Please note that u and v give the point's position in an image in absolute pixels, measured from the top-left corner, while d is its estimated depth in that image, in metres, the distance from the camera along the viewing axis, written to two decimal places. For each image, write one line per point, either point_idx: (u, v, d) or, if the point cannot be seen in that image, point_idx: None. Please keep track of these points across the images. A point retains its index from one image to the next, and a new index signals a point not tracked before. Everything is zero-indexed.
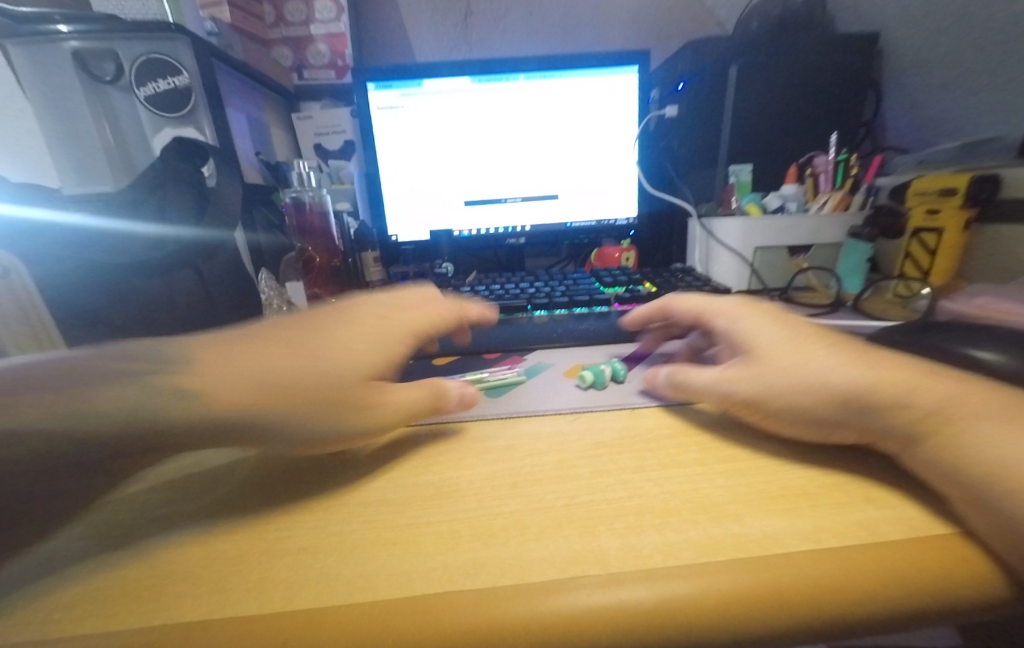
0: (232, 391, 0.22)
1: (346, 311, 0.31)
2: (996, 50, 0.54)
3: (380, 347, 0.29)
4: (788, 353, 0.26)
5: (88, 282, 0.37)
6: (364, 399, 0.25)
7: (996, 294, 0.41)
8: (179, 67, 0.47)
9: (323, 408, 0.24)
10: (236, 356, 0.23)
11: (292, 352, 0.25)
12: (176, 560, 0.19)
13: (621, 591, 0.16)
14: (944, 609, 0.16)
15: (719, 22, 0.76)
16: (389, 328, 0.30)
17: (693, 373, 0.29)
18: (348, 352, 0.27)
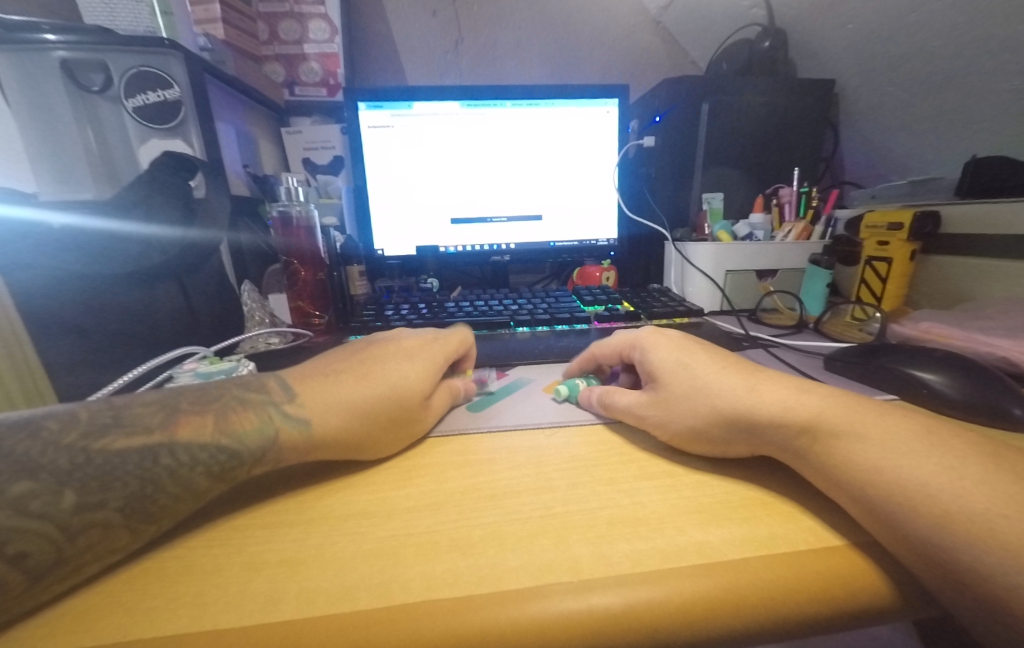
0: (330, 417, 0.26)
1: (393, 341, 0.34)
2: (936, 99, 0.59)
3: (428, 368, 0.31)
4: (687, 381, 0.28)
5: (81, 294, 0.36)
6: (420, 413, 0.29)
7: (939, 319, 0.45)
8: (171, 80, 0.48)
9: (394, 422, 0.27)
10: (325, 386, 0.27)
11: (363, 378, 0.28)
12: (163, 575, 0.19)
13: (592, 596, 0.17)
14: (881, 609, 0.18)
15: (694, 61, 0.81)
16: (431, 351, 0.33)
17: (617, 398, 0.31)
18: (406, 375, 0.29)
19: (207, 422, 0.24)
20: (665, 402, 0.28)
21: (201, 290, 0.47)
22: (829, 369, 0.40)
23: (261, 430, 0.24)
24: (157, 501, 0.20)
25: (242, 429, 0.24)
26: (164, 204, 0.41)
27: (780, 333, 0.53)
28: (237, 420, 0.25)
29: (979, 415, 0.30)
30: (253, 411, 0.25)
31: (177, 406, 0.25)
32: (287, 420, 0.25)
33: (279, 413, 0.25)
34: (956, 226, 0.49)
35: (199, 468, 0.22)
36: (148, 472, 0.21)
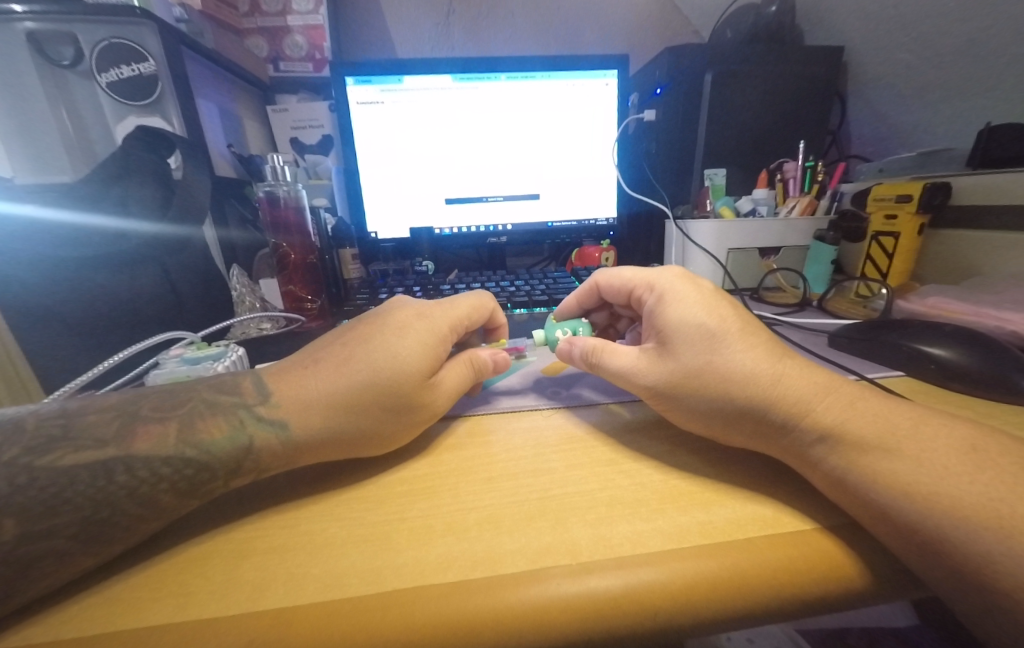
0: (309, 417, 0.23)
1: (393, 310, 0.29)
2: (949, 65, 0.57)
3: (428, 343, 0.27)
4: (701, 356, 0.25)
5: (49, 284, 0.35)
6: (423, 396, 0.25)
7: (947, 295, 0.44)
8: (145, 54, 0.46)
9: (389, 410, 0.24)
10: (303, 379, 0.25)
11: (344, 364, 0.25)
12: (139, 571, 0.18)
13: (590, 580, 0.16)
14: (888, 586, 0.18)
15: (696, 30, 0.78)
16: (433, 320, 0.28)
17: (607, 358, 0.29)
18: (395, 353, 0.25)
19: (170, 431, 0.22)
20: (668, 376, 0.25)
21: (185, 274, 0.45)
22: (833, 346, 0.39)
23: (232, 438, 0.22)
24: (115, 521, 0.19)
25: (209, 438, 0.22)
26: (145, 179, 0.40)
27: (783, 311, 0.52)
28: (204, 428, 0.23)
29: (987, 388, 0.29)
30: (223, 417, 0.23)
31: (138, 414, 0.23)
32: (261, 426, 0.23)
33: (252, 418, 0.23)
34: (965, 197, 0.48)
35: (162, 484, 0.20)
36: (101, 492, 0.19)
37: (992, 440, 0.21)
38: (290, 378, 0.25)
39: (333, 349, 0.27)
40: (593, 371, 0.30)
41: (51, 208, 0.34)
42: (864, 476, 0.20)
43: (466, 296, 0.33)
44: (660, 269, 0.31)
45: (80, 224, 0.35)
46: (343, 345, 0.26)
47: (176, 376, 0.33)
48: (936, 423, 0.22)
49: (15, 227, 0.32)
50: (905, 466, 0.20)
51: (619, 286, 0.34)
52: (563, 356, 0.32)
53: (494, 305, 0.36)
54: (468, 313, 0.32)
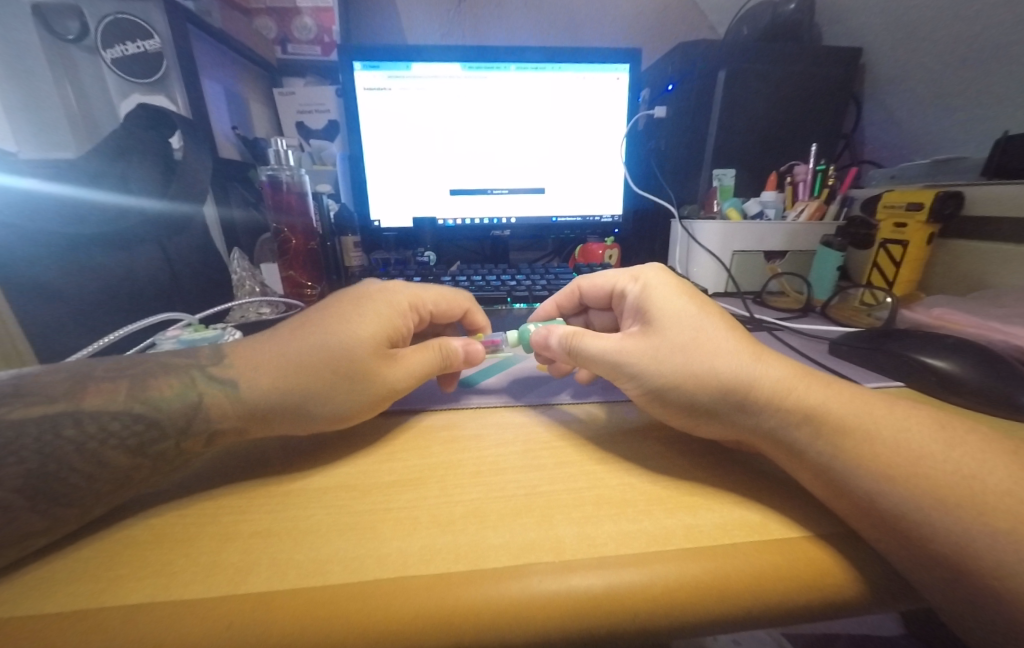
0: (259, 377, 0.24)
1: (358, 287, 0.31)
2: (970, 71, 0.55)
3: (383, 316, 0.28)
4: (687, 335, 0.25)
5: (59, 264, 0.34)
6: (376, 365, 0.25)
7: (953, 306, 0.43)
8: (151, 31, 0.46)
9: (338, 376, 0.24)
10: (258, 346, 0.25)
11: (299, 329, 0.26)
12: (110, 547, 0.18)
13: (573, 578, 0.16)
14: (877, 597, 0.17)
15: (711, 26, 0.76)
16: (393, 297, 0.30)
17: (586, 341, 0.28)
18: (349, 320, 0.26)
19: (120, 389, 0.23)
20: (648, 357, 0.25)
21: (183, 253, 0.46)
22: (833, 354, 0.38)
23: (181, 396, 0.23)
24: (69, 485, 0.19)
25: (159, 394, 0.23)
26: (144, 159, 0.40)
27: (785, 316, 0.51)
28: (156, 386, 0.23)
29: (986, 403, 0.29)
30: (175, 377, 0.24)
31: (90, 376, 0.23)
32: (211, 385, 0.23)
33: (203, 377, 0.24)
34: (979, 206, 0.47)
35: (112, 440, 0.21)
36: (47, 447, 0.19)
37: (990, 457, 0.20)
38: (242, 349, 0.26)
39: (293, 321, 0.27)
40: (572, 359, 0.29)
41: (62, 183, 0.34)
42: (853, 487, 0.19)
43: (438, 287, 0.35)
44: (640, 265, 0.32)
45: (82, 198, 0.35)
46: (304, 318, 0.27)
47: None
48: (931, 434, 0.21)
49: (30, 204, 0.32)
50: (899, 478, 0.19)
51: (598, 286, 0.34)
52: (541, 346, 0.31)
53: (469, 305, 0.37)
54: (434, 300, 0.33)
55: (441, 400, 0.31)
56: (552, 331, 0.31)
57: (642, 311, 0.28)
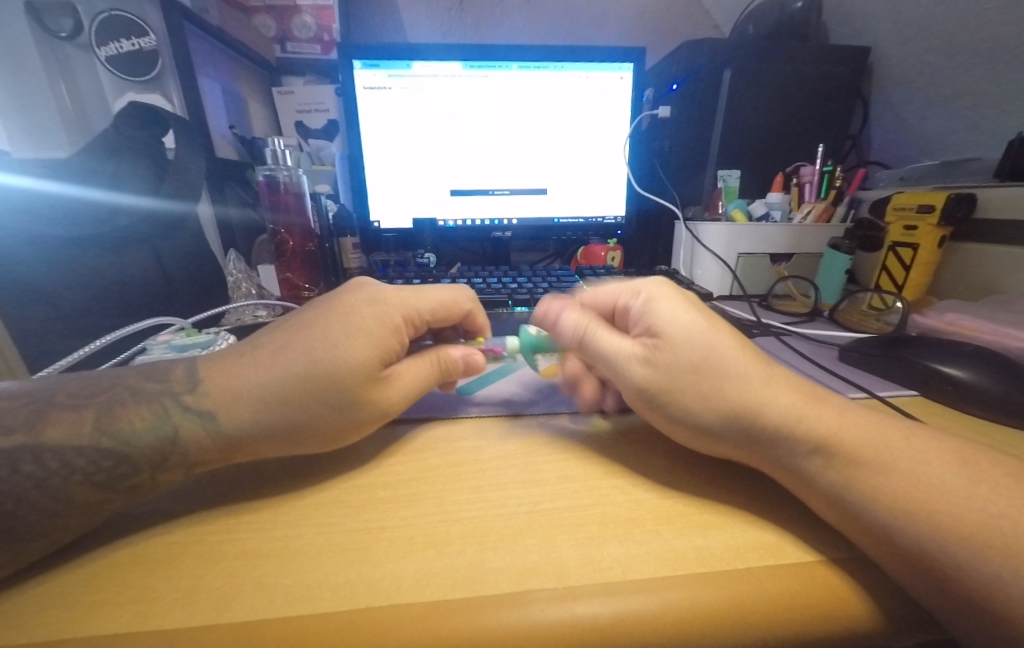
0: (241, 410, 0.22)
1: (347, 292, 0.28)
2: (982, 70, 0.54)
3: (375, 332, 0.25)
4: (696, 358, 0.23)
5: (53, 264, 0.34)
6: (371, 392, 0.24)
7: (966, 310, 0.42)
8: (145, 28, 0.45)
9: (329, 405, 0.23)
10: (235, 369, 0.24)
11: (281, 353, 0.23)
12: (80, 578, 0.17)
13: (577, 606, 0.15)
14: (902, 627, 0.16)
15: (716, 25, 0.75)
16: (386, 307, 0.27)
17: (598, 337, 0.27)
18: (336, 345, 0.24)
19: (85, 420, 0.21)
20: (664, 390, 0.24)
21: (177, 257, 0.46)
22: (843, 361, 0.37)
23: (154, 428, 0.21)
24: (22, 518, 0.18)
25: (129, 427, 0.21)
26: (135, 156, 0.40)
27: (792, 321, 0.50)
28: (124, 416, 0.22)
29: (1009, 415, 0.28)
30: (147, 405, 0.22)
31: (52, 402, 0.22)
32: (187, 417, 0.22)
33: (178, 407, 0.22)
34: (991, 209, 0.46)
35: (77, 476, 0.19)
36: (6, 483, 0.18)
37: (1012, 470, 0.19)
38: (215, 374, 0.24)
39: (275, 335, 0.25)
40: (579, 348, 0.28)
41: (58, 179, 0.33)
42: (871, 505, 0.19)
43: (439, 289, 0.31)
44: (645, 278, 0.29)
45: (82, 196, 0.35)
46: (285, 335, 0.25)
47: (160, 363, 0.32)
48: (951, 448, 0.20)
49: (22, 197, 0.31)
50: (920, 495, 0.18)
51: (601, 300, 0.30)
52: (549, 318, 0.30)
53: (473, 306, 0.34)
54: (433, 307, 0.30)
55: (442, 409, 0.31)
56: (566, 311, 0.29)
57: (646, 324, 0.26)
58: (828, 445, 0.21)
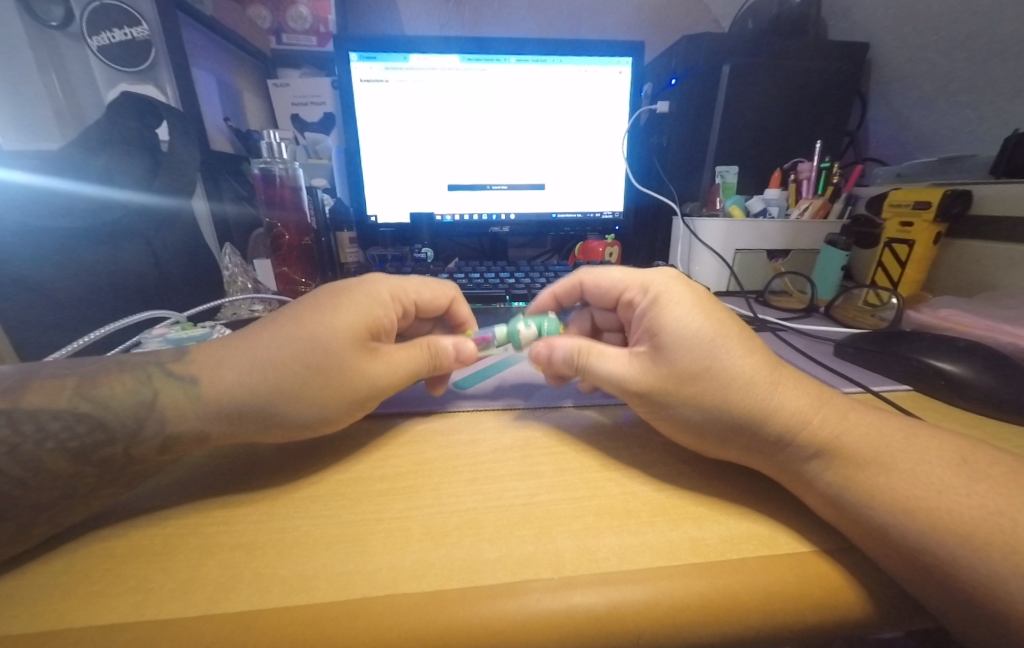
0: (224, 376, 0.22)
1: (336, 282, 0.29)
2: (981, 66, 0.54)
3: (362, 305, 0.26)
4: (691, 341, 0.24)
5: (43, 257, 0.33)
6: (357, 362, 0.24)
7: (960, 307, 0.43)
8: (138, 17, 0.44)
9: (314, 372, 0.23)
10: (221, 344, 0.24)
11: (267, 325, 0.24)
12: (68, 571, 0.17)
13: (572, 596, 0.15)
14: (889, 615, 0.17)
15: (715, 20, 0.75)
16: (372, 286, 0.28)
17: (595, 361, 0.27)
18: (323, 314, 0.25)
19: (67, 385, 0.21)
20: (661, 385, 0.24)
21: (170, 250, 0.45)
22: (839, 356, 0.37)
23: (135, 394, 0.22)
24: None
25: (109, 393, 0.21)
26: (129, 149, 0.39)
27: (788, 316, 0.51)
28: (106, 382, 0.22)
29: (997, 408, 0.28)
30: (129, 374, 0.23)
31: (36, 371, 0.22)
32: (169, 381, 0.22)
33: (161, 372, 0.22)
34: (988, 207, 0.46)
35: (51, 443, 0.19)
36: None
37: (1001, 465, 0.20)
38: (199, 351, 0.24)
39: (263, 317, 0.26)
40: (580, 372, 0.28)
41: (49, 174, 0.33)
42: (863, 499, 0.19)
43: (424, 279, 0.33)
44: (650, 270, 0.30)
45: (75, 191, 0.34)
46: (273, 314, 0.26)
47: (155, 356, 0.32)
48: (942, 443, 0.21)
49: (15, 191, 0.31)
50: (910, 490, 0.19)
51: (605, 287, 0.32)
52: (540, 358, 0.30)
53: (456, 295, 0.35)
54: (418, 293, 0.32)
55: (438, 402, 0.31)
56: (556, 343, 0.29)
57: (651, 330, 0.26)
58: (820, 440, 0.21)
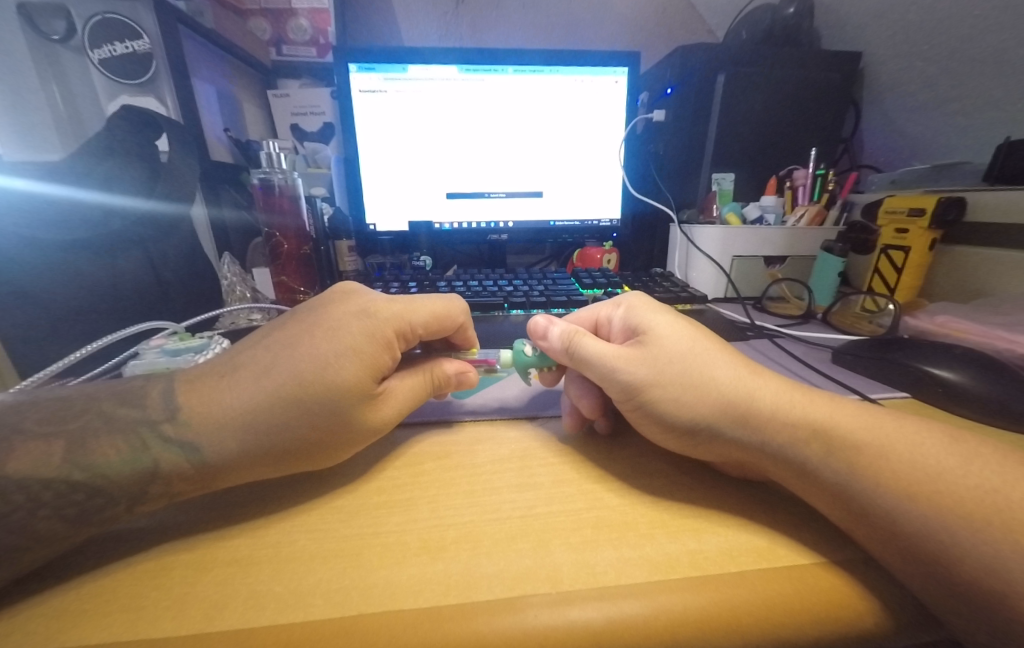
0: (224, 438, 0.21)
1: (332, 305, 0.27)
2: (972, 75, 0.55)
3: (365, 351, 0.24)
4: (698, 380, 0.23)
5: (46, 265, 0.34)
6: (363, 413, 0.24)
7: (956, 313, 0.43)
8: (140, 31, 0.46)
9: (320, 429, 0.22)
10: (217, 391, 0.23)
11: (263, 376, 0.22)
12: (60, 597, 0.16)
13: (570, 611, 0.15)
14: (895, 628, 0.16)
15: (710, 30, 0.76)
16: (376, 322, 0.26)
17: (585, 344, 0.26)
18: (326, 366, 0.23)
19: (55, 450, 0.20)
20: (672, 420, 0.23)
21: (169, 260, 0.45)
22: (836, 363, 0.38)
23: (132, 462, 0.20)
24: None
25: (104, 460, 0.20)
26: (131, 159, 0.40)
27: (785, 323, 0.51)
28: (98, 449, 0.21)
29: (996, 415, 0.28)
30: (122, 436, 0.21)
31: (21, 429, 0.20)
32: (168, 448, 0.21)
33: (157, 438, 0.21)
34: (982, 213, 0.46)
35: (44, 511, 0.18)
36: None
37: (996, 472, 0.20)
38: (194, 397, 0.22)
39: (257, 352, 0.24)
40: (568, 358, 0.27)
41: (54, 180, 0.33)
42: (861, 509, 0.19)
43: (431, 300, 0.30)
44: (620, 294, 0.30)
45: (75, 197, 0.35)
46: (268, 353, 0.24)
47: (154, 367, 0.32)
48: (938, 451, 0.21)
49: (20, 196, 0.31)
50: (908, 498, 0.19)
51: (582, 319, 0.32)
52: (537, 332, 0.29)
53: (465, 319, 0.33)
54: (426, 320, 0.29)
55: (435, 412, 0.31)
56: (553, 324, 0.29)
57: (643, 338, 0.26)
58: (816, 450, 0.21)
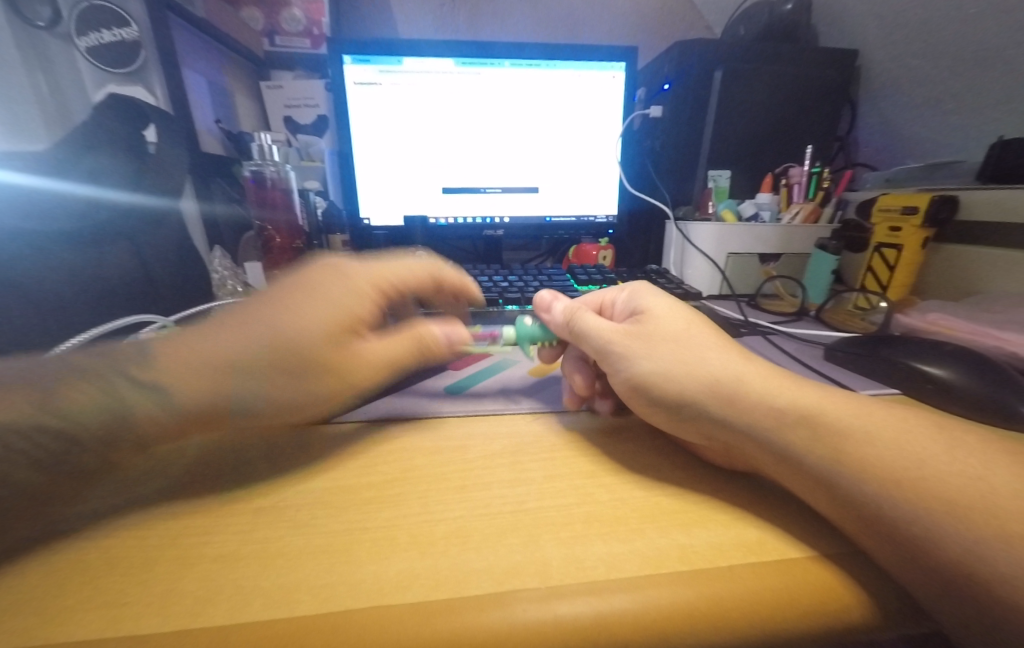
0: (200, 380, 0.22)
1: (313, 270, 0.28)
2: (967, 74, 0.55)
3: (341, 306, 0.26)
4: (690, 355, 0.25)
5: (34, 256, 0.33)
6: (337, 363, 0.25)
7: (947, 311, 0.43)
8: (127, 18, 0.44)
9: (296, 375, 0.24)
10: (194, 338, 0.23)
11: (242, 325, 0.24)
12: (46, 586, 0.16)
13: (559, 606, 0.15)
14: (881, 622, 0.16)
15: (708, 26, 0.76)
16: (352, 284, 0.28)
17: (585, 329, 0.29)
18: (302, 318, 0.25)
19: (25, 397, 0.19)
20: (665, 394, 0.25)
21: (158, 252, 0.44)
22: (828, 360, 0.38)
23: (104, 407, 0.20)
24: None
25: (74, 406, 0.20)
26: (116, 148, 0.39)
27: (779, 320, 0.51)
28: (66, 394, 0.20)
29: (985, 412, 0.28)
30: (92, 381, 0.21)
31: None
32: (139, 391, 0.21)
33: (129, 381, 0.21)
34: (974, 212, 0.46)
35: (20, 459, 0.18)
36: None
37: None
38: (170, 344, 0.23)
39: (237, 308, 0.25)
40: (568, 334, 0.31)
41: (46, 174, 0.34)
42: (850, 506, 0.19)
43: (409, 268, 0.33)
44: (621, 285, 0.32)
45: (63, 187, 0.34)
46: (246, 308, 0.25)
47: None
48: None
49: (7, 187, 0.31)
50: None
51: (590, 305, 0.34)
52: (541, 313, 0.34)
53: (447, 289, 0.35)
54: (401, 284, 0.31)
55: (427, 408, 0.31)
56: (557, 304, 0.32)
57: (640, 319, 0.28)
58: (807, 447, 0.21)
